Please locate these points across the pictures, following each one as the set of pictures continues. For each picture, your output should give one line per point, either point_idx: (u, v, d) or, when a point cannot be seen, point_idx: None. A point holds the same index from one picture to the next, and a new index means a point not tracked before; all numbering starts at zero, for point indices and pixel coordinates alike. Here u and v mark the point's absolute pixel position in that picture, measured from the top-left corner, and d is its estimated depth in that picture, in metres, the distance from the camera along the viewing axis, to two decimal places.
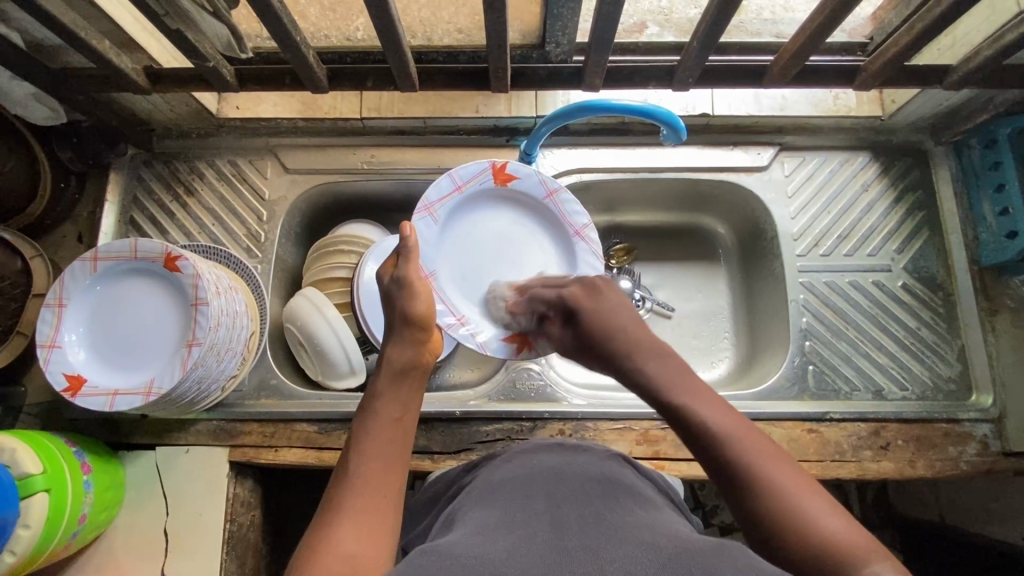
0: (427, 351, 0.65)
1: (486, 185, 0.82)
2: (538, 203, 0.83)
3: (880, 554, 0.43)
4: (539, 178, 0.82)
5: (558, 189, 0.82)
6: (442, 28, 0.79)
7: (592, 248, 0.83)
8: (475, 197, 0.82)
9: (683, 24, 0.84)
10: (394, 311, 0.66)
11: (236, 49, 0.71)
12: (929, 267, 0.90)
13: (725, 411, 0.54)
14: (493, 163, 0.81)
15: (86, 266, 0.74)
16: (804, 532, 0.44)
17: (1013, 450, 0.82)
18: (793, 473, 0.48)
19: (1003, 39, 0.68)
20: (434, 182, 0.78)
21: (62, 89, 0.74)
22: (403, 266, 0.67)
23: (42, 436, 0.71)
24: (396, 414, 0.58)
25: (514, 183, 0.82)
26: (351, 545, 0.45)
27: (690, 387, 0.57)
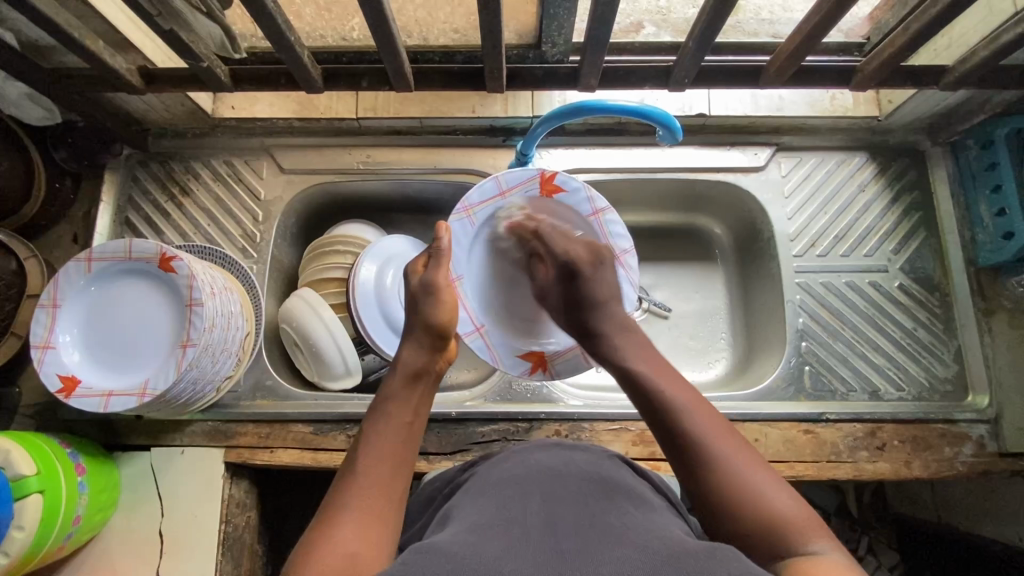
0: (442, 358, 0.64)
1: (531, 193, 0.80)
2: (583, 221, 0.81)
3: (824, 530, 0.46)
4: (586, 196, 0.80)
5: (605, 210, 0.80)
6: (439, 29, 0.77)
7: (630, 278, 0.81)
8: (520, 203, 0.81)
9: (680, 23, 0.84)
10: (416, 318, 0.65)
11: (230, 50, 0.69)
12: (925, 268, 0.90)
13: (683, 389, 0.57)
14: (542, 172, 0.79)
15: (80, 267, 0.74)
16: (753, 507, 0.47)
17: (1009, 451, 0.82)
18: (743, 449, 0.51)
19: (999, 40, 0.68)
20: (479, 183, 0.78)
21: (56, 89, 0.74)
22: (432, 270, 0.68)
23: (37, 437, 0.71)
24: (407, 417, 0.57)
25: (560, 197, 0.80)
26: (352, 543, 0.45)
27: (656, 367, 0.61)
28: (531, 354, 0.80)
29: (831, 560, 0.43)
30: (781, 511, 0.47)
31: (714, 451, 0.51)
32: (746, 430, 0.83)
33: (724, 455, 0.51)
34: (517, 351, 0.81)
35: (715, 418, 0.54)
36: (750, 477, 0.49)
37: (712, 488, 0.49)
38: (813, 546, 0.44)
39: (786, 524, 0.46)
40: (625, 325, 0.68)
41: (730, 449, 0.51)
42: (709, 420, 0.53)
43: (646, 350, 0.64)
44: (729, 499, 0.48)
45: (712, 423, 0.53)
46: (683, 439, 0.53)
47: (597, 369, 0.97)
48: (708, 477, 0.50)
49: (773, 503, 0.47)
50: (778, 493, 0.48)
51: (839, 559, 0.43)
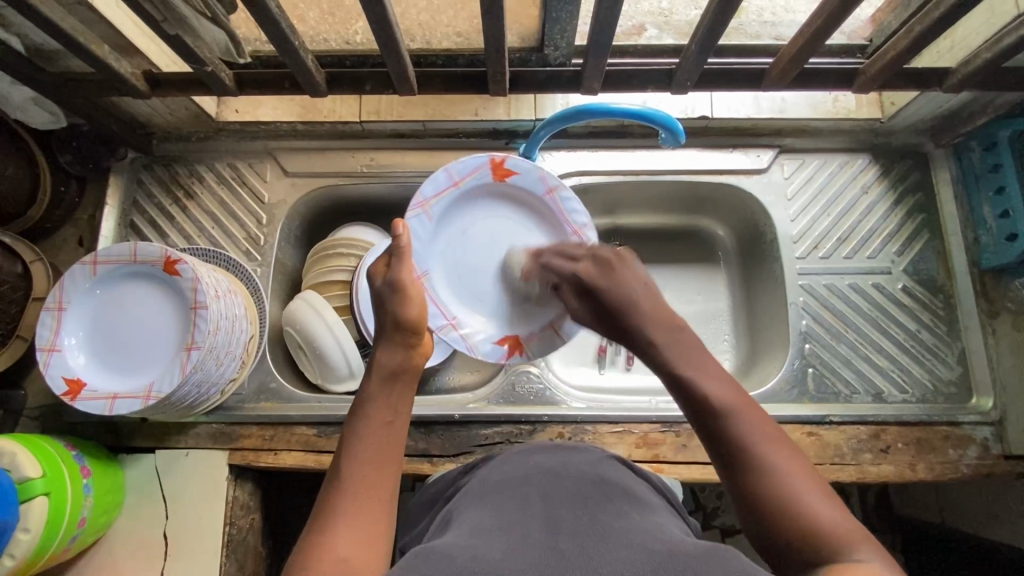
0: (417, 355, 0.62)
1: (484, 180, 0.80)
2: (539, 199, 0.81)
3: (871, 541, 0.44)
4: (539, 174, 0.80)
5: (559, 185, 0.80)
6: (442, 32, 0.77)
7: None
8: (473, 192, 0.81)
9: (682, 26, 0.84)
10: (386, 317, 0.63)
11: (235, 54, 0.70)
12: (929, 270, 0.90)
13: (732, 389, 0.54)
14: (492, 157, 0.79)
15: (86, 270, 0.75)
16: (799, 517, 0.46)
17: (1013, 453, 0.82)
18: (790, 454, 0.49)
19: (1002, 42, 0.68)
20: (431, 176, 0.77)
21: (62, 94, 0.74)
22: (396, 269, 0.65)
23: (42, 440, 0.71)
24: (386, 417, 0.56)
25: (514, 179, 0.80)
26: (344, 549, 0.45)
27: (698, 361, 0.58)
28: (505, 338, 0.80)
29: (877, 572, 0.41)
30: (824, 520, 0.45)
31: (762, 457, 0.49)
32: None
33: (771, 459, 0.49)
34: (493, 337, 0.80)
35: (764, 422, 0.52)
36: (796, 484, 0.48)
37: (758, 492, 0.48)
38: (858, 554, 0.43)
39: (829, 534, 0.45)
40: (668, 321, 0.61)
41: (777, 455, 0.49)
42: (758, 424, 0.51)
43: (684, 344, 0.59)
44: (771, 505, 0.47)
45: (763, 428, 0.51)
46: (728, 442, 0.51)
47: (600, 371, 0.97)
48: (754, 481, 0.49)
49: (818, 511, 0.46)
50: (823, 501, 0.47)
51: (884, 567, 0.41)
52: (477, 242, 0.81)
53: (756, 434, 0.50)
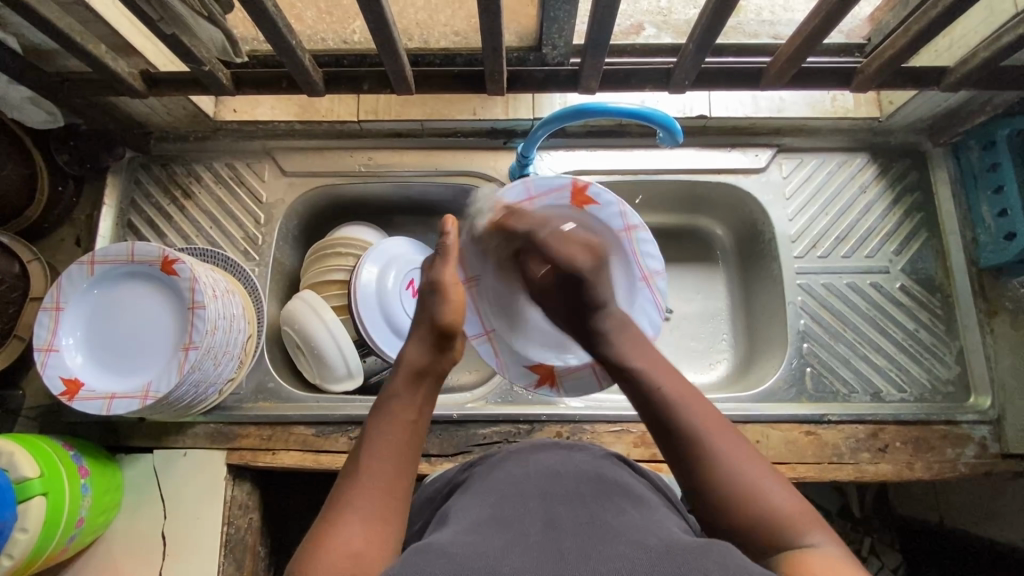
0: (447, 358, 0.62)
1: (560, 202, 0.74)
2: (614, 236, 0.76)
3: (821, 524, 0.46)
4: (620, 210, 0.74)
5: (638, 226, 0.75)
6: (439, 31, 0.77)
7: (655, 297, 0.78)
8: (545, 210, 0.75)
9: (681, 25, 0.84)
10: (424, 316, 0.64)
11: (232, 54, 0.69)
12: (927, 269, 0.90)
13: (686, 389, 0.57)
14: (575, 182, 0.72)
15: (84, 270, 0.75)
16: (750, 504, 0.48)
17: (1011, 452, 0.82)
18: (739, 445, 0.52)
19: (1000, 41, 0.68)
20: (504, 188, 0.72)
21: (59, 94, 0.74)
22: (438, 268, 0.66)
23: (39, 440, 0.71)
24: (410, 416, 0.56)
25: (593, 209, 0.74)
26: (357, 543, 0.45)
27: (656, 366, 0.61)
28: (539, 366, 0.78)
29: (827, 556, 0.43)
30: (777, 505, 0.47)
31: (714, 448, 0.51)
32: (747, 431, 0.83)
33: (722, 449, 0.51)
34: (526, 362, 0.78)
35: (715, 416, 0.54)
36: (748, 472, 0.49)
37: (710, 482, 0.50)
38: (810, 539, 0.45)
39: (783, 521, 0.46)
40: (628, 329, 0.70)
41: (729, 446, 0.51)
42: (711, 418, 0.54)
43: (647, 353, 0.66)
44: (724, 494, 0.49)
45: (712, 419, 0.54)
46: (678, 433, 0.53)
47: None
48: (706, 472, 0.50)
49: (770, 497, 0.48)
50: (775, 487, 0.49)
51: (835, 552, 0.44)
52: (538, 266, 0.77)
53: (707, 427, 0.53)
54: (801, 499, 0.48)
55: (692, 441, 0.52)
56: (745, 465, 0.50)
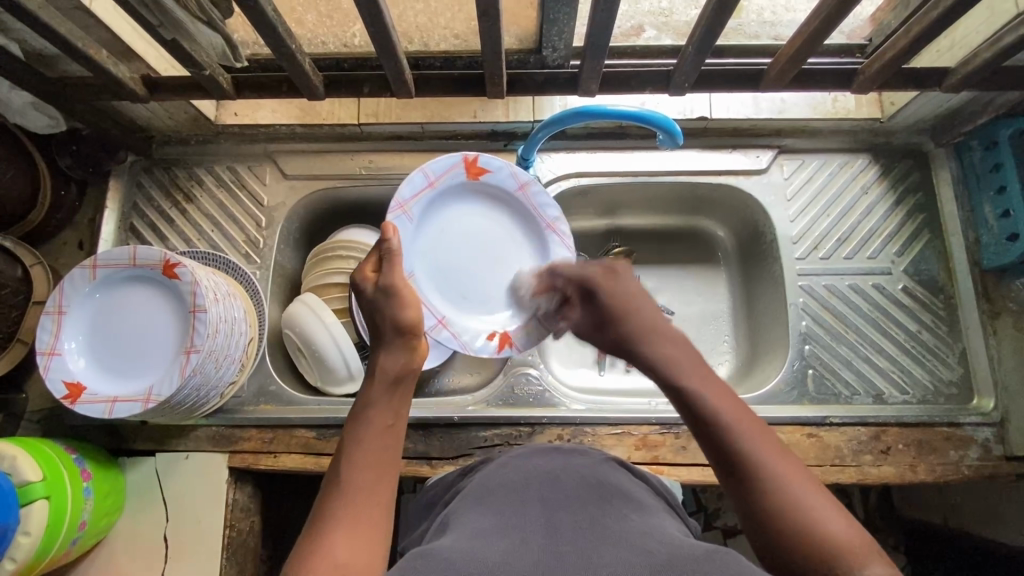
0: (419, 355, 0.62)
1: (458, 178, 0.82)
2: (510, 196, 0.84)
3: (878, 554, 0.45)
4: (510, 172, 0.83)
5: (530, 182, 0.83)
6: (439, 34, 0.77)
7: (564, 242, 0.85)
8: (448, 191, 0.82)
9: (681, 27, 0.83)
10: (382, 323, 0.63)
11: (232, 59, 0.70)
12: (929, 271, 0.90)
13: (738, 411, 0.54)
14: (466, 156, 0.81)
15: (85, 274, 0.75)
16: (809, 533, 0.46)
17: (1014, 454, 0.81)
18: (796, 470, 0.50)
19: (1001, 42, 0.68)
20: (408, 178, 0.78)
21: (61, 99, 0.74)
22: (385, 272, 0.64)
23: (42, 443, 0.71)
24: (387, 422, 0.57)
25: (486, 176, 0.83)
26: (343, 552, 0.46)
27: (700, 376, 0.57)
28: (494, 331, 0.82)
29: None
30: (838, 536, 0.45)
31: (771, 470, 0.49)
32: None
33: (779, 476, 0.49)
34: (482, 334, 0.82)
35: (769, 440, 0.52)
36: (809, 500, 0.47)
37: (768, 509, 0.48)
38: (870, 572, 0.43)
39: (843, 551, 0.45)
40: (668, 336, 0.62)
41: (790, 473, 0.49)
42: (765, 442, 0.51)
43: (688, 352, 0.60)
44: (783, 522, 0.47)
45: (768, 442, 0.51)
46: (734, 457, 0.51)
47: (600, 372, 0.97)
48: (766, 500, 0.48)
49: (829, 526, 0.46)
50: (833, 516, 0.47)
51: None
52: (461, 241, 0.83)
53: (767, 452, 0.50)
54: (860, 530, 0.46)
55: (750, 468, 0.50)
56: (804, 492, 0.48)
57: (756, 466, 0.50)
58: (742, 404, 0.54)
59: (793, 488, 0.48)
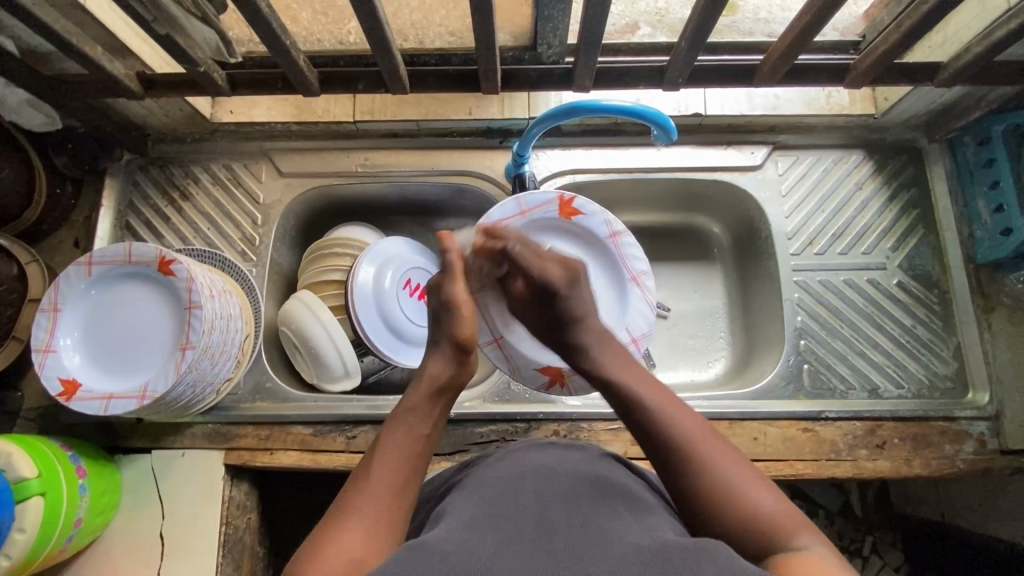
0: (467, 369, 0.65)
1: (550, 215, 0.84)
2: (600, 242, 0.86)
3: (810, 526, 0.47)
4: (604, 219, 0.85)
5: (621, 232, 0.85)
6: (434, 31, 0.78)
7: (644, 294, 0.86)
8: (538, 223, 0.85)
9: (676, 24, 0.84)
10: (441, 333, 0.66)
11: (226, 53, 0.72)
12: (924, 265, 0.90)
13: (671, 402, 0.57)
14: (562, 195, 0.83)
15: (81, 272, 0.75)
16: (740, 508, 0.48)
17: (1010, 448, 0.82)
18: (726, 452, 0.52)
19: (992, 36, 0.68)
20: (501, 202, 0.81)
21: (56, 96, 0.74)
22: (448, 286, 0.67)
23: (39, 442, 0.71)
24: (424, 428, 0.58)
25: (580, 218, 0.85)
26: (357, 549, 0.45)
27: (637, 378, 0.61)
28: (548, 369, 0.82)
29: (817, 558, 0.43)
30: (765, 509, 0.48)
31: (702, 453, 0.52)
32: (745, 428, 0.83)
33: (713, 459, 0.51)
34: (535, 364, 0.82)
35: (700, 425, 0.55)
36: (737, 476, 0.50)
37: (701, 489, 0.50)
38: (802, 542, 0.45)
39: (771, 522, 0.47)
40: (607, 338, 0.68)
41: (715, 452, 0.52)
42: (694, 427, 0.54)
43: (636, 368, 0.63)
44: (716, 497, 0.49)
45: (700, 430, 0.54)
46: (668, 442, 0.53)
47: None
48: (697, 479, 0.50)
49: (758, 499, 0.48)
50: (764, 492, 0.49)
51: (825, 554, 0.44)
52: None
53: (699, 437, 0.53)
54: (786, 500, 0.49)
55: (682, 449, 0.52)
56: (731, 468, 0.51)
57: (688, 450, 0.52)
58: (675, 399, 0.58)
59: (721, 466, 0.51)
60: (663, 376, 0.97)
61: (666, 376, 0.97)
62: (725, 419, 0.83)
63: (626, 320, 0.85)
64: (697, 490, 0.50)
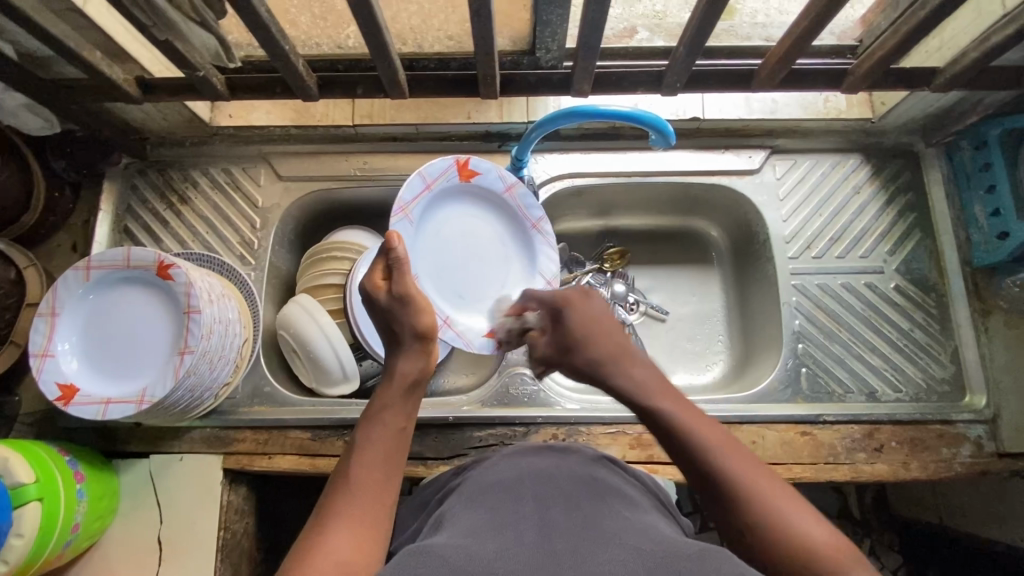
0: (433, 359, 0.63)
1: (452, 181, 0.82)
2: (498, 198, 0.86)
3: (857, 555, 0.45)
4: (498, 173, 0.84)
5: (516, 183, 0.85)
6: (433, 36, 0.78)
7: (547, 241, 0.88)
8: (442, 194, 0.82)
9: (674, 28, 0.84)
10: (399, 329, 0.62)
11: (225, 59, 0.72)
12: (921, 269, 0.91)
13: (707, 423, 0.54)
14: (457, 159, 0.81)
15: (79, 276, 0.75)
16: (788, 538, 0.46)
17: (1007, 451, 0.82)
18: (769, 479, 0.50)
19: (988, 42, 0.69)
20: (407, 181, 0.77)
21: (54, 100, 0.74)
22: (399, 282, 0.62)
23: (35, 446, 0.71)
24: (399, 424, 0.57)
25: (477, 179, 0.84)
26: (343, 552, 0.46)
27: (668, 395, 0.57)
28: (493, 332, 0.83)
29: None
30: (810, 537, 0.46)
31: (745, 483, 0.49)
32: (743, 432, 0.83)
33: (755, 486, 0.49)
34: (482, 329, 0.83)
35: (738, 449, 0.52)
36: (783, 506, 0.48)
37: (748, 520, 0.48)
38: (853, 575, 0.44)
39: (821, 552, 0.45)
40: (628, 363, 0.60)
41: (763, 484, 0.49)
42: (734, 451, 0.52)
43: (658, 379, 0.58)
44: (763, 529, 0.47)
45: (739, 456, 0.51)
46: (709, 473, 0.51)
47: None
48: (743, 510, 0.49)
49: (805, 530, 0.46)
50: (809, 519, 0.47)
51: None
52: (455, 244, 0.84)
53: (742, 466, 0.50)
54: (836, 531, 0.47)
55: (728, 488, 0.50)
56: (781, 501, 0.48)
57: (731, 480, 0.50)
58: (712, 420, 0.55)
59: (765, 493, 0.49)
60: None
61: None
62: (723, 422, 0.83)
63: (537, 267, 0.88)
64: (744, 520, 0.48)
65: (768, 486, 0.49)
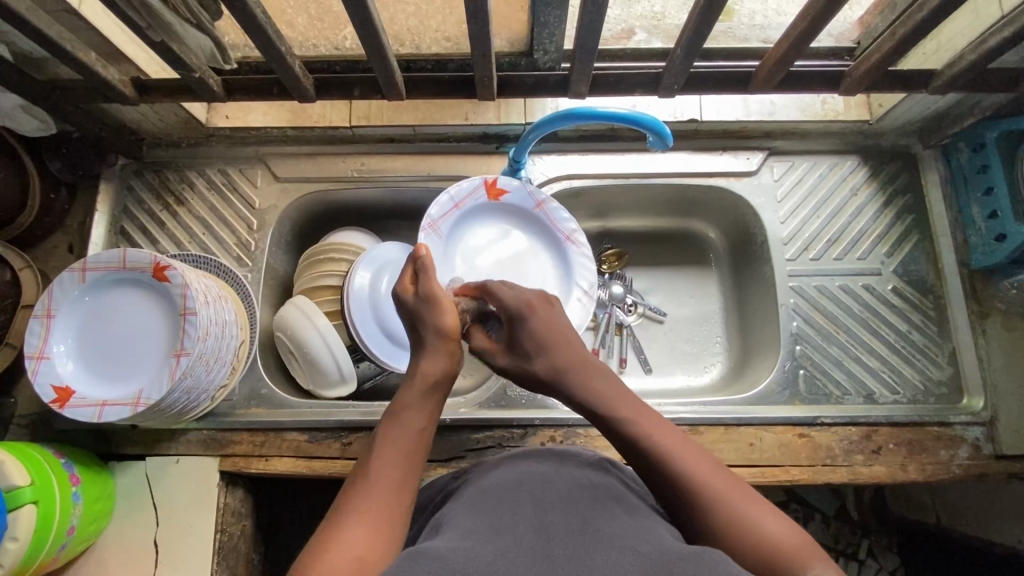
0: (458, 360, 0.63)
1: (480, 200, 0.88)
2: (530, 214, 0.89)
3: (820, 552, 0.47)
4: (528, 190, 0.87)
5: (547, 200, 0.88)
6: (431, 37, 0.78)
7: (581, 252, 0.89)
8: (472, 212, 0.88)
9: (671, 30, 0.84)
10: (423, 328, 0.63)
11: (221, 61, 0.71)
12: (919, 270, 0.91)
13: (669, 433, 0.56)
14: (485, 179, 0.86)
15: (75, 278, 0.74)
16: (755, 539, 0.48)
17: (1005, 453, 0.82)
18: (732, 484, 0.52)
19: (985, 44, 0.68)
20: (435, 200, 0.84)
21: (49, 101, 0.74)
22: (425, 282, 0.65)
23: (30, 448, 0.71)
24: (420, 424, 0.57)
25: (507, 197, 0.88)
26: (359, 547, 0.45)
27: (629, 406, 0.59)
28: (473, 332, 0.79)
29: None
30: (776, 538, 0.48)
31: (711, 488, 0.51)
32: (740, 434, 0.83)
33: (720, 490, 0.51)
34: None
35: (701, 457, 0.54)
36: (748, 509, 0.50)
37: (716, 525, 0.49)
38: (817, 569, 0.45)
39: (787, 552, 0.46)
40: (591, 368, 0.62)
41: (725, 486, 0.51)
42: (697, 460, 0.54)
43: (616, 386, 0.61)
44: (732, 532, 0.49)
45: (702, 464, 0.53)
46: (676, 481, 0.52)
47: None
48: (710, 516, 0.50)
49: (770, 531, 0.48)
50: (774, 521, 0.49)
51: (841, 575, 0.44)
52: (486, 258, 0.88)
53: (704, 472, 0.52)
54: (796, 529, 0.49)
55: (690, 490, 0.52)
56: (743, 502, 0.50)
57: (696, 486, 0.51)
58: (675, 432, 0.57)
59: (729, 497, 0.50)
60: (659, 382, 0.97)
61: (662, 381, 0.97)
62: (721, 424, 0.83)
63: (572, 279, 0.89)
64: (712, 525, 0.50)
65: (733, 490, 0.51)
